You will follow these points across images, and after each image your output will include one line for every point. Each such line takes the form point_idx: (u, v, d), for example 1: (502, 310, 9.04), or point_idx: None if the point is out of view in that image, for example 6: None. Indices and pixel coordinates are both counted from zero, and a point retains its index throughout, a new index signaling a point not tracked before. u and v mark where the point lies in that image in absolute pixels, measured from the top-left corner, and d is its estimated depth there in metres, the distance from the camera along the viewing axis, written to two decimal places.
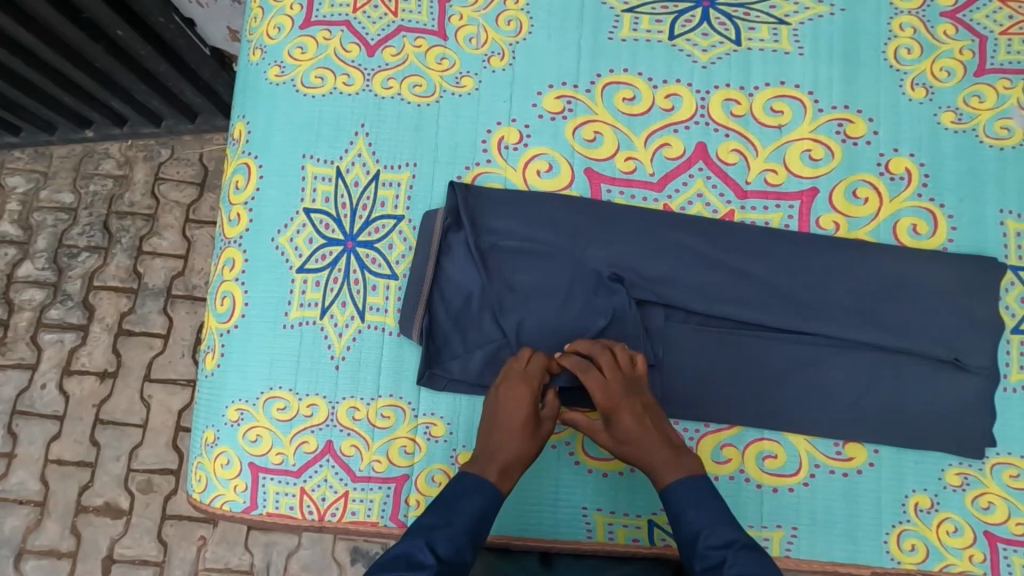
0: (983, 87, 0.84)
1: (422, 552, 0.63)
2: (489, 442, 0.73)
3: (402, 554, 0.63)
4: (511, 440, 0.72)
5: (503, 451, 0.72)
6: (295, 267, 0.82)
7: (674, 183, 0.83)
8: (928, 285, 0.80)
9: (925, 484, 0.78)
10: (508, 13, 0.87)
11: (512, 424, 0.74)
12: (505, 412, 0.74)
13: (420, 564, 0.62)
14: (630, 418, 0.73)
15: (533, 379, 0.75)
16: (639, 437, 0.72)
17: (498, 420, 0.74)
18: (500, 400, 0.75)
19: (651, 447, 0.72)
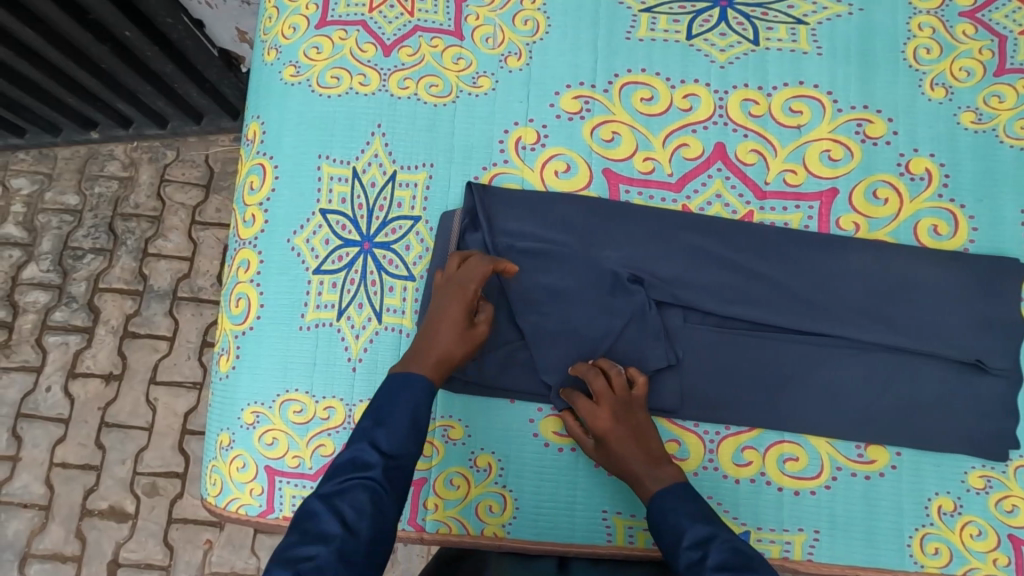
0: (1002, 87, 0.84)
1: (366, 452, 0.65)
2: (423, 340, 0.73)
3: (349, 458, 0.65)
4: (443, 336, 0.73)
5: (434, 346, 0.72)
6: (312, 268, 0.81)
7: (693, 183, 0.83)
8: (946, 286, 0.80)
9: (947, 487, 0.77)
10: (525, 13, 0.87)
11: (449, 326, 0.73)
12: (443, 309, 0.74)
13: (365, 464, 0.65)
14: (616, 440, 0.73)
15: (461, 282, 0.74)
16: (623, 458, 0.72)
17: (436, 317, 0.74)
18: (440, 297, 0.75)
19: (636, 467, 0.72)
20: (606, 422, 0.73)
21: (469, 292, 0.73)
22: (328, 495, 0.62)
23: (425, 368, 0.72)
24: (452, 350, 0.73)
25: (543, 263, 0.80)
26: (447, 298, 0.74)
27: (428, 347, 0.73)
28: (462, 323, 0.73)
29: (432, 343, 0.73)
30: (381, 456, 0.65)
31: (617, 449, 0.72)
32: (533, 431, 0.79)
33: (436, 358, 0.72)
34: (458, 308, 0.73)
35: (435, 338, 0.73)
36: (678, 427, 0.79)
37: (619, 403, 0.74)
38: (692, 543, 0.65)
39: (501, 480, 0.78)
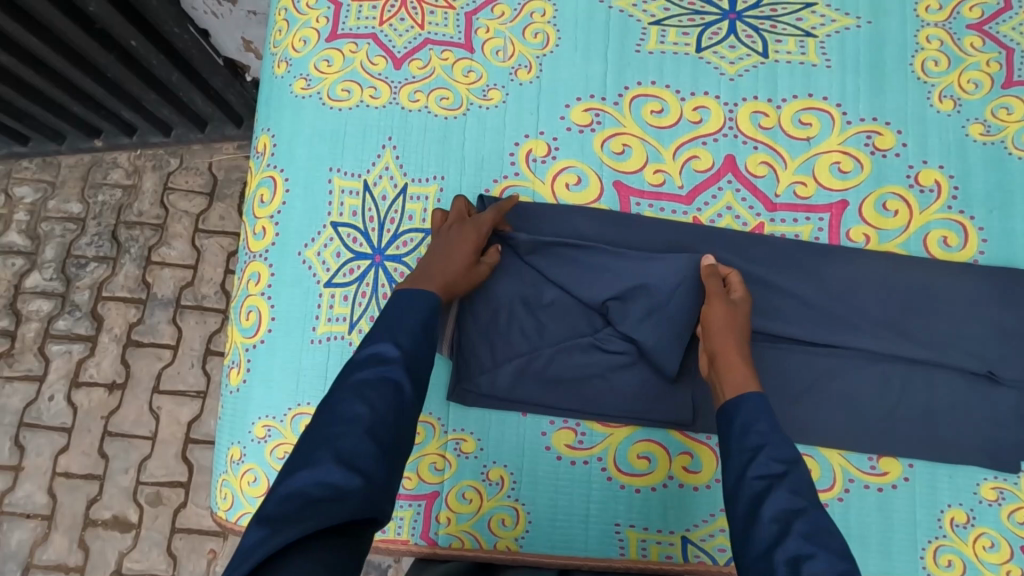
0: (1011, 99, 0.84)
1: (388, 349, 0.65)
2: (433, 263, 0.74)
3: (370, 353, 0.65)
4: (456, 264, 0.74)
5: (448, 269, 0.74)
6: (323, 281, 0.81)
7: (703, 196, 0.83)
8: (957, 297, 0.80)
9: (959, 499, 0.77)
10: (535, 26, 0.87)
11: (461, 255, 0.75)
12: (456, 237, 0.76)
13: (387, 360, 0.64)
14: (743, 320, 0.76)
15: (481, 225, 0.77)
16: (739, 331, 0.75)
17: (447, 243, 0.76)
18: (450, 230, 0.77)
19: (740, 347, 0.74)
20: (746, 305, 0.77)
21: (484, 222, 0.77)
22: (354, 383, 0.62)
23: (437, 289, 0.73)
24: (459, 279, 0.74)
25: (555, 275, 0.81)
26: (461, 228, 0.77)
27: (440, 270, 0.74)
28: (474, 253, 0.76)
29: (445, 265, 0.74)
30: (402, 353, 0.65)
31: (737, 323, 0.75)
32: (545, 444, 0.79)
33: (447, 281, 0.74)
34: (473, 237, 0.76)
35: (447, 263, 0.74)
36: (690, 439, 0.79)
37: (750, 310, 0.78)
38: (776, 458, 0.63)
39: (514, 493, 0.78)
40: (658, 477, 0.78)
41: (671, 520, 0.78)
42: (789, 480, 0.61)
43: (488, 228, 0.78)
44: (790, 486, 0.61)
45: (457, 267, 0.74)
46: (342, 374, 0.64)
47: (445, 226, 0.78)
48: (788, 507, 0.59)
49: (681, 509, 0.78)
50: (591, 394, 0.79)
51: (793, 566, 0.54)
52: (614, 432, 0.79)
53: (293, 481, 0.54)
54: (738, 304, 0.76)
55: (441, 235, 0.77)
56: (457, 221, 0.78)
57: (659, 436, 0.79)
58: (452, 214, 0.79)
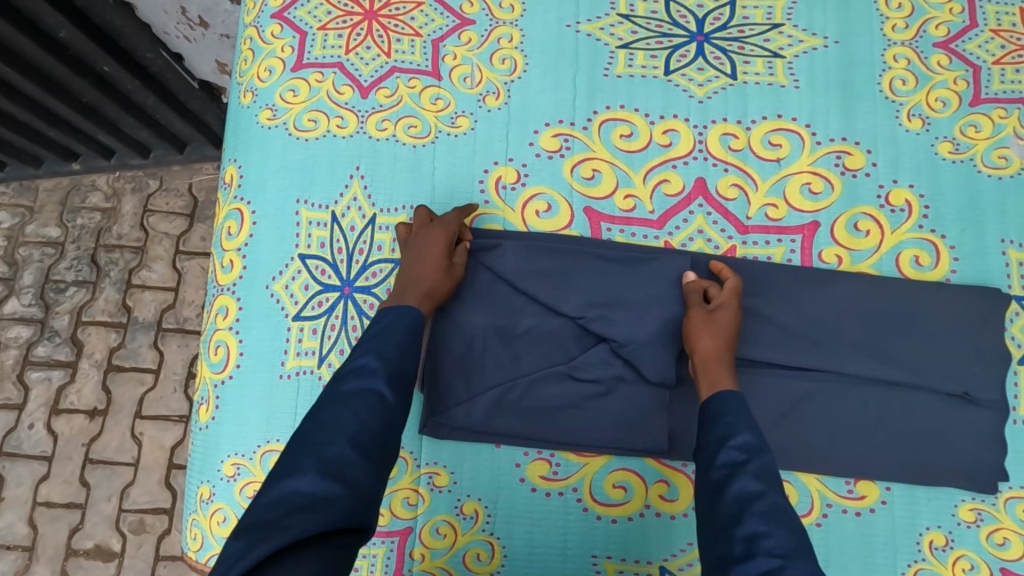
0: (979, 117, 0.84)
1: (371, 361, 0.64)
2: (409, 276, 0.74)
3: (356, 366, 0.64)
4: (429, 270, 0.74)
5: (424, 277, 0.73)
6: (291, 314, 0.80)
7: (675, 220, 0.83)
8: (935, 319, 0.79)
9: (939, 521, 0.76)
10: (502, 52, 0.86)
11: (431, 261, 0.74)
12: (425, 242, 0.75)
13: (371, 371, 0.63)
14: (724, 325, 0.73)
15: (449, 227, 0.77)
16: (721, 335, 0.73)
17: (418, 253, 0.75)
18: (417, 239, 0.76)
19: (721, 350, 0.72)
20: (732, 310, 0.74)
21: (449, 223, 0.77)
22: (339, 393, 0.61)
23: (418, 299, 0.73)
24: (436, 286, 0.74)
25: (531, 304, 0.80)
26: (427, 232, 0.76)
27: (419, 278, 0.73)
28: (445, 253, 0.75)
29: (421, 272, 0.73)
30: (386, 364, 0.64)
31: (720, 332, 0.73)
32: (520, 475, 0.78)
33: (429, 288, 0.73)
34: (441, 238, 0.76)
35: (420, 270, 0.74)
36: (667, 467, 0.78)
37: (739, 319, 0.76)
38: (738, 447, 0.62)
39: (489, 527, 0.77)
40: (635, 506, 0.77)
41: (649, 550, 0.77)
42: (752, 466, 0.61)
43: (453, 228, 0.77)
44: (754, 471, 0.60)
45: (431, 275, 0.74)
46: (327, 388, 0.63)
47: (411, 238, 0.77)
48: (748, 494, 0.59)
49: (659, 540, 0.77)
50: (569, 424, 0.78)
51: (750, 542, 0.55)
52: (589, 461, 0.78)
53: (283, 487, 0.54)
54: (723, 309, 0.74)
55: (408, 249, 0.76)
56: (421, 228, 0.77)
57: (634, 464, 0.78)
58: (415, 224, 0.79)
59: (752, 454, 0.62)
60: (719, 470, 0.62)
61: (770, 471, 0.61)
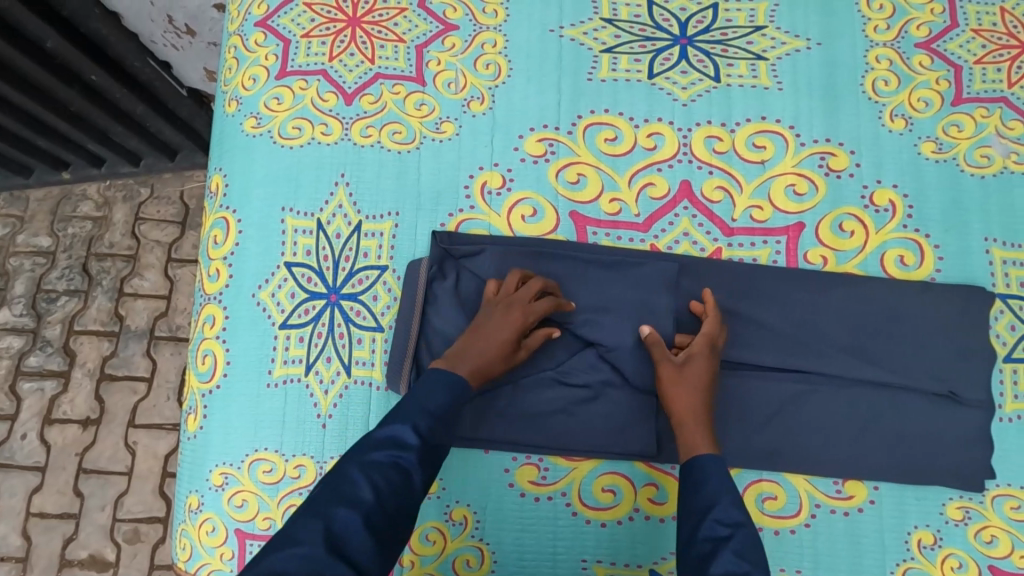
0: (961, 116, 0.84)
1: (406, 434, 0.64)
2: (470, 345, 0.72)
3: (389, 435, 0.64)
4: (494, 351, 0.72)
5: (484, 356, 0.71)
6: (278, 323, 0.80)
7: (660, 223, 0.83)
8: (920, 319, 0.79)
9: (927, 520, 0.76)
10: (486, 57, 0.86)
11: (496, 339, 0.72)
12: (505, 320, 0.73)
13: (403, 446, 0.64)
14: (697, 379, 0.73)
15: (531, 314, 0.73)
16: (697, 390, 0.72)
17: (491, 328, 0.73)
18: (496, 312, 0.74)
19: (696, 408, 0.71)
20: (708, 361, 0.74)
21: (536, 309, 0.74)
22: (363, 462, 0.62)
23: (466, 372, 0.70)
24: (493, 367, 0.72)
25: None
26: (510, 311, 0.73)
27: (479, 350, 0.72)
28: (515, 339, 0.73)
29: (485, 352, 0.72)
30: (420, 439, 0.64)
31: (694, 390, 0.72)
32: (509, 481, 0.78)
33: (483, 365, 0.71)
34: (519, 321, 0.73)
35: (484, 346, 0.72)
36: (656, 470, 0.78)
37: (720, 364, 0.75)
38: (721, 521, 0.63)
39: (478, 533, 0.77)
40: (624, 509, 0.77)
41: (638, 553, 0.76)
42: (733, 544, 0.61)
43: (538, 315, 0.74)
44: (735, 547, 0.60)
45: (493, 354, 0.72)
46: (357, 449, 0.64)
47: (495, 300, 0.75)
48: (728, 570, 0.58)
49: (649, 542, 0.77)
50: (557, 430, 0.78)
51: None
52: (578, 466, 0.78)
53: (289, 554, 0.53)
54: (693, 362, 0.73)
55: (484, 316, 0.74)
56: (510, 299, 0.74)
57: (623, 467, 0.78)
58: (503, 289, 0.76)
59: (735, 528, 0.62)
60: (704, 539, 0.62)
61: (751, 546, 0.61)
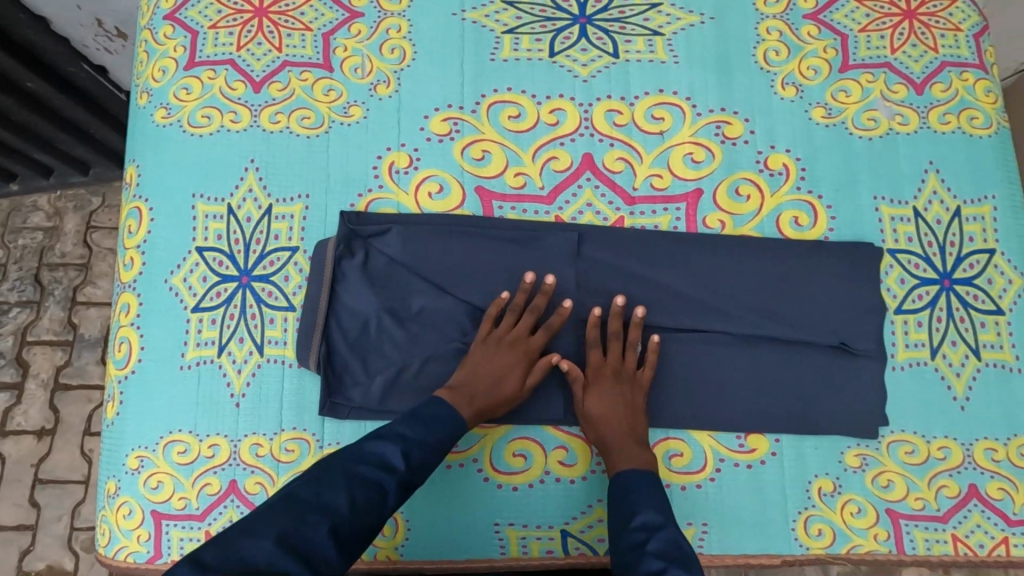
0: (849, 82, 0.87)
1: (396, 457, 0.66)
2: (476, 385, 0.75)
3: (379, 455, 0.66)
4: (505, 390, 0.76)
5: (495, 396, 0.76)
6: (190, 306, 0.81)
7: (564, 194, 0.85)
8: (813, 277, 0.82)
9: (826, 468, 0.79)
10: (391, 42, 0.89)
11: (507, 378, 0.76)
12: (506, 360, 0.77)
13: (391, 470, 0.65)
14: (599, 407, 0.76)
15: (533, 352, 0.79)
16: (598, 417, 0.76)
17: (501, 369, 0.76)
18: (498, 353, 0.77)
19: (601, 432, 0.76)
20: (604, 385, 0.77)
21: (537, 343, 0.79)
22: (351, 475, 0.63)
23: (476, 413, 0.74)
24: (501, 403, 0.76)
25: (422, 284, 0.82)
26: (512, 350, 0.78)
27: (490, 391, 0.75)
28: (521, 375, 0.77)
29: (489, 396, 0.75)
30: (408, 465, 0.66)
31: (601, 421, 0.76)
32: None
33: (491, 404, 0.75)
34: (523, 360, 0.78)
35: (493, 386, 0.76)
36: (565, 433, 0.81)
37: (626, 377, 0.78)
38: (640, 526, 0.66)
39: None
40: (535, 472, 0.79)
41: (550, 515, 0.78)
42: (652, 545, 0.64)
43: (538, 350, 0.79)
44: (655, 548, 0.63)
45: (506, 392, 0.76)
46: (347, 459, 0.65)
47: (494, 340, 0.78)
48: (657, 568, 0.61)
49: (559, 503, 0.79)
50: None
51: None
52: (488, 433, 0.80)
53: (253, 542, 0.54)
54: (595, 391, 0.77)
55: (488, 356, 0.77)
56: (508, 337, 0.78)
57: (534, 433, 0.80)
58: (501, 326, 0.79)
59: (651, 533, 0.65)
60: (633, 540, 0.65)
61: (672, 546, 0.64)
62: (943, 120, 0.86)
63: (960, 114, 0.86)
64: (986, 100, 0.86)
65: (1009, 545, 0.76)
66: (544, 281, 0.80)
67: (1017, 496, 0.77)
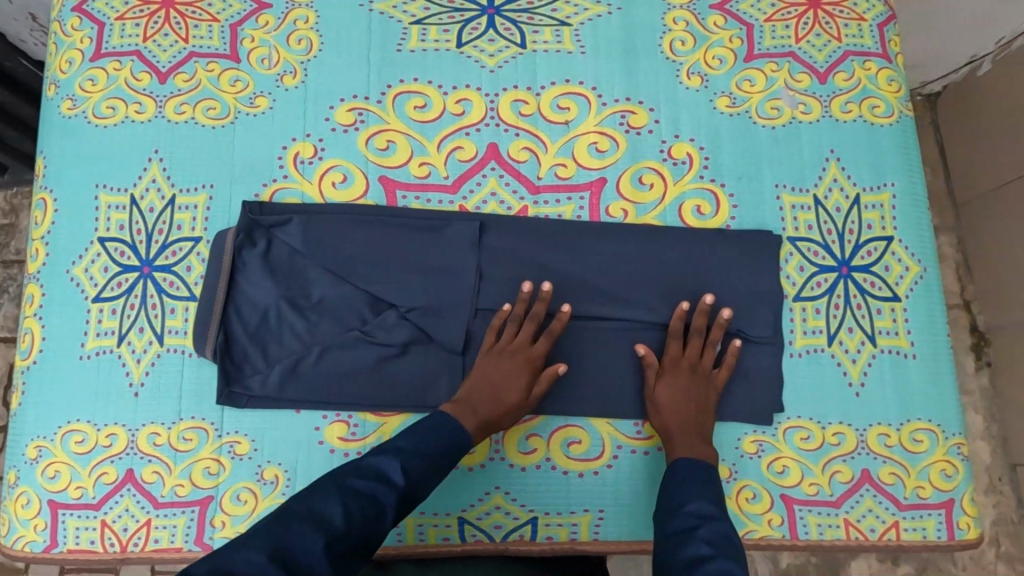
0: (753, 72, 0.88)
1: (394, 469, 0.62)
2: (480, 394, 0.75)
3: (375, 468, 0.62)
4: (507, 401, 0.75)
5: (497, 407, 0.74)
6: (91, 296, 0.82)
7: (468, 183, 0.86)
8: (714, 264, 0.83)
9: (723, 455, 0.79)
10: (298, 33, 0.89)
11: (507, 387, 0.75)
12: (506, 369, 0.76)
13: (389, 483, 0.61)
14: (670, 398, 0.76)
15: (536, 360, 0.77)
16: (665, 406, 0.76)
17: (504, 378, 0.76)
18: (499, 365, 0.77)
19: (666, 424, 0.76)
20: (677, 377, 0.78)
21: (539, 350, 0.78)
22: (346, 487, 0.59)
23: (478, 425, 0.73)
24: (504, 413, 0.75)
25: (323, 275, 0.82)
26: (513, 358, 0.77)
27: (495, 399, 0.75)
28: (526, 385, 0.76)
29: (492, 406, 0.74)
30: (407, 479, 0.62)
31: (669, 410, 0.76)
32: (318, 438, 0.79)
33: (496, 415, 0.74)
34: (526, 369, 0.77)
35: (497, 396, 0.75)
36: None
37: (701, 373, 0.78)
38: (694, 512, 0.64)
39: (289, 491, 0.78)
40: None
41: (446, 503, 0.78)
42: (702, 531, 0.61)
43: (542, 356, 0.78)
44: (705, 535, 0.61)
45: (507, 403, 0.75)
46: (342, 471, 0.62)
47: (497, 349, 0.78)
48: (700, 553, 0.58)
49: (456, 491, 0.78)
50: (370, 387, 0.80)
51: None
52: (386, 422, 0.80)
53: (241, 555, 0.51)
54: (667, 382, 0.77)
55: (491, 364, 0.77)
56: (509, 346, 0.78)
57: None
58: (502, 337, 0.79)
59: (704, 520, 0.63)
60: (685, 525, 0.63)
61: (722, 537, 0.61)
62: (845, 109, 0.86)
63: (862, 102, 0.86)
64: (889, 89, 0.87)
65: (899, 529, 0.77)
66: (543, 289, 0.78)
67: (908, 480, 0.78)
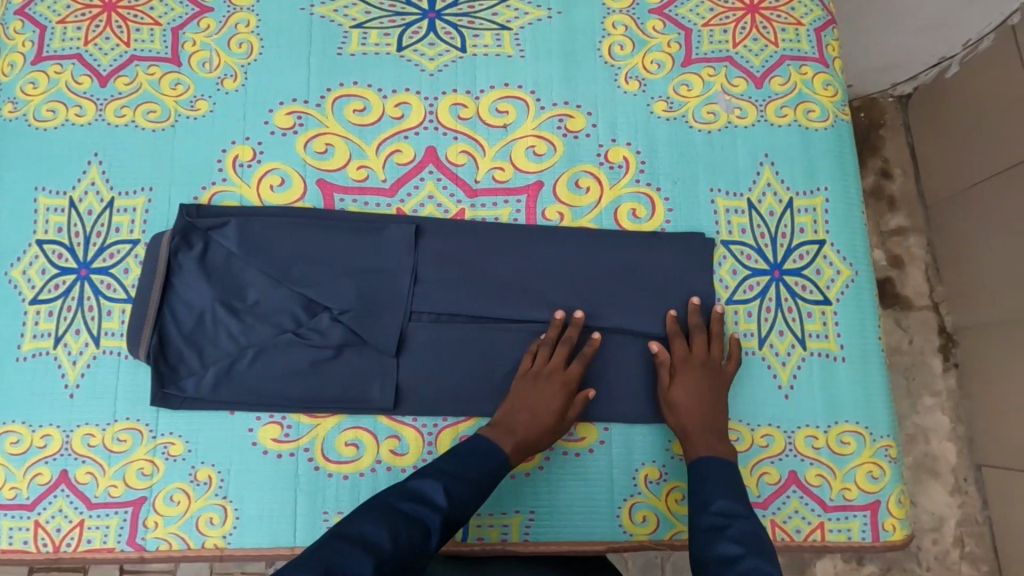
0: (690, 76, 0.89)
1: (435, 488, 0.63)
2: (516, 419, 0.74)
3: (416, 489, 0.63)
4: (545, 425, 0.74)
5: (535, 429, 0.74)
6: (28, 299, 0.82)
7: (406, 187, 0.86)
8: (649, 268, 0.84)
9: (653, 457, 0.81)
10: (239, 37, 0.89)
11: (546, 407, 0.75)
12: (547, 394, 0.76)
13: (433, 505, 0.62)
14: (682, 396, 0.76)
15: (571, 384, 0.77)
16: (681, 405, 0.76)
17: (540, 400, 0.75)
18: (530, 390, 0.76)
19: (682, 421, 0.75)
20: (690, 375, 0.77)
21: (573, 373, 0.77)
22: (390, 510, 0.60)
23: (515, 448, 0.72)
24: (543, 438, 0.74)
25: (260, 277, 0.83)
26: (550, 382, 0.77)
27: (531, 422, 0.74)
28: (564, 407, 0.76)
29: (531, 427, 0.74)
30: (449, 500, 0.63)
31: (685, 409, 0.76)
32: (251, 440, 0.80)
33: (535, 438, 0.74)
34: (563, 392, 0.76)
35: (534, 419, 0.74)
36: (398, 423, 0.81)
37: (712, 367, 0.78)
38: (719, 512, 0.66)
39: (221, 491, 0.79)
40: (366, 462, 0.80)
41: None
42: (730, 531, 0.63)
43: (576, 380, 0.78)
44: (735, 535, 0.63)
45: (547, 426, 0.74)
46: (387, 495, 0.63)
47: (534, 373, 0.78)
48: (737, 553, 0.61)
49: None
50: (304, 389, 0.80)
51: None
52: (320, 424, 0.81)
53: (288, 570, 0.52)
54: (678, 383, 0.77)
55: (524, 390, 0.76)
56: (546, 368, 0.77)
57: (367, 422, 0.81)
58: (537, 360, 0.79)
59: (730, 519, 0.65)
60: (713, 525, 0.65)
61: (750, 536, 0.63)
62: (780, 113, 0.87)
63: (797, 107, 0.87)
64: (825, 93, 0.88)
65: (824, 531, 0.78)
66: (575, 316, 0.80)
67: (834, 483, 0.79)
